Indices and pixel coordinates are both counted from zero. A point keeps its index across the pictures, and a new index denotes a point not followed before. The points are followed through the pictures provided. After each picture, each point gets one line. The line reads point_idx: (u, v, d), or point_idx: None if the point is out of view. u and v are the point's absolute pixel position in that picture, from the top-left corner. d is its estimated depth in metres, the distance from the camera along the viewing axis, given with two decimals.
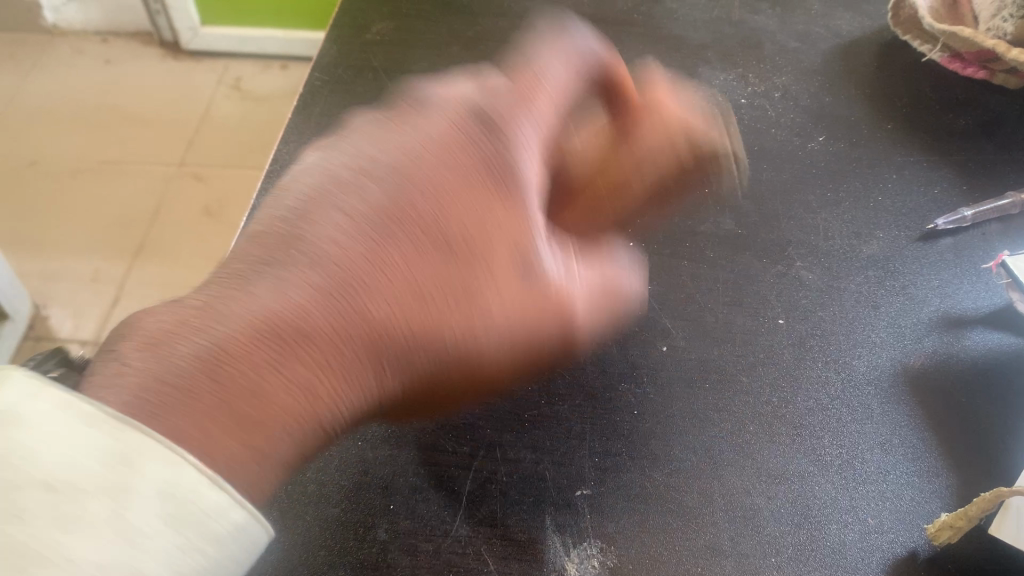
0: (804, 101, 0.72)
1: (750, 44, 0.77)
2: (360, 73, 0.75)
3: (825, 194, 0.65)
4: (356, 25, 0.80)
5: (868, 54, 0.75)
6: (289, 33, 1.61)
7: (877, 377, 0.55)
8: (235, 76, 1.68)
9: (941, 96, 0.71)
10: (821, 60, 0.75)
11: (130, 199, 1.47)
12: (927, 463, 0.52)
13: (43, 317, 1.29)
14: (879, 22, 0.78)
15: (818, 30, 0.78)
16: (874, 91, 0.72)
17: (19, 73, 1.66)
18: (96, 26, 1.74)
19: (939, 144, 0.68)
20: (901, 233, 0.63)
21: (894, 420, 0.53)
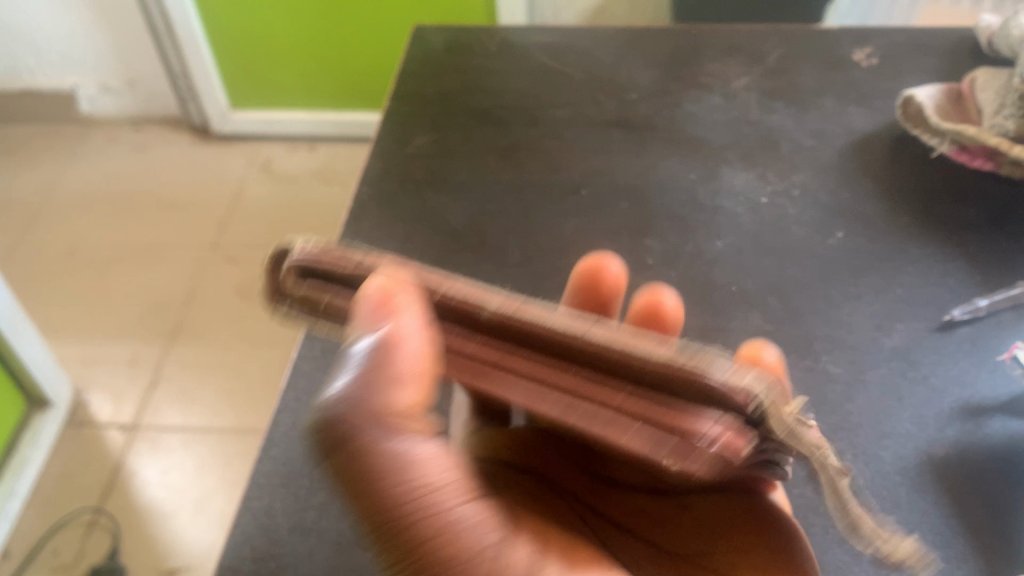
0: (822, 198, 0.76)
1: (768, 143, 0.82)
2: (404, 186, 0.81)
3: (847, 289, 0.69)
4: (399, 139, 0.86)
5: (881, 149, 0.80)
6: (315, 114, 1.70)
7: (905, 467, 0.58)
8: (265, 157, 1.73)
9: (953, 189, 0.75)
10: (836, 156, 0.80)
11: (161, 281, 1.52)
12: (956, 549, 0.55)
13: (84, 405, 1.35)
14: (889, 116, 0.83)
15: (831, 126, 0.83)
16: (887, 185, 0.76)
17: (59, 163, 1.74)
18: (130, 115, 1.81)
19: (952, 237, 0.72)
20: (921, 323, 0.66)
21: (923, 508, 0.56)
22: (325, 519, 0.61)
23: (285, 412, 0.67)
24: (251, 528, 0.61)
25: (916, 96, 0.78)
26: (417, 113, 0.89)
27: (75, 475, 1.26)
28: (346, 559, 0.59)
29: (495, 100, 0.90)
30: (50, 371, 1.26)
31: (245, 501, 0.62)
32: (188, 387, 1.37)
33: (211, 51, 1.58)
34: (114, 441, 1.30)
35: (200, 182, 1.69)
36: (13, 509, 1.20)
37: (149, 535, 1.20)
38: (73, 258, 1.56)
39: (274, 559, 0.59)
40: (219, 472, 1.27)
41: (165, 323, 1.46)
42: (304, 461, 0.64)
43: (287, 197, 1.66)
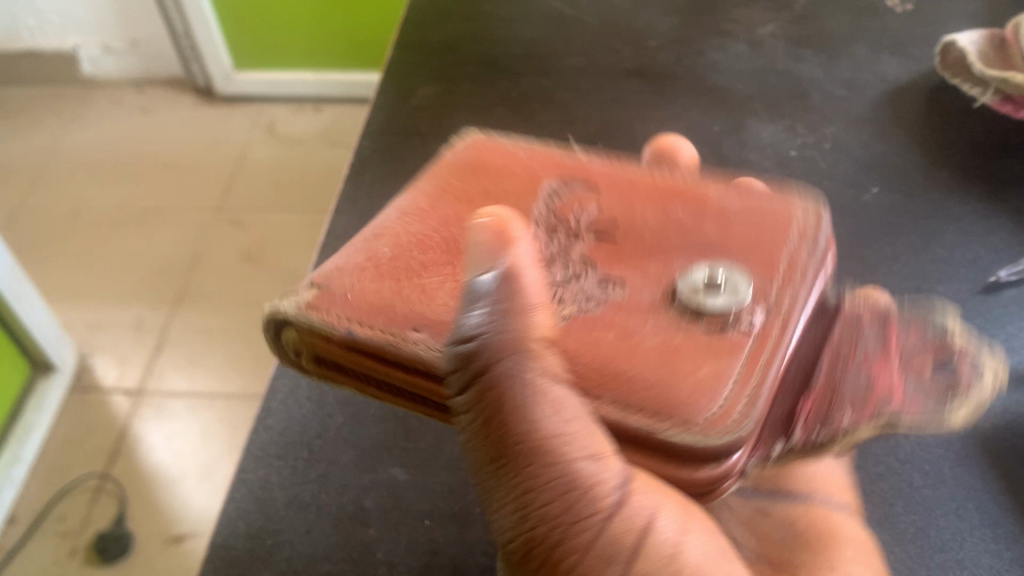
0: (855, 150, 0.72)
1: (796, 94, 0.78)
2: (406, 139, 0.78)
3: (883, 249, 0.65)
4: (402, 91, 0.83)
5: (916, 99, 0.75)
6: (319, 74, 1.64)
7: (947, 440, 0.57)
8: (269, 119, 1.68)
9: (997, 140, 0.71)
10: (870, 107, 0.76)
11: (166, 244, 1.49)
12: (1006, 527, 0.52)
13: (89, 368, 1.32)
14: (924, 64, 0.78)
15: (864, 76, 0.78)
16: (923, 139, 0.72)
17: (60, 125, 1.69)
18: (132, 76, 1.75)
19: (996, 190, 0.67)
20: (964, 285, 0.62)
21: (967, 484, 0.54)
22: (325, 493, 0.58)
23: (282, 380, 0.65)
24: (246, 501, 0.58)
25: (957, 42, 0.73)
26: (423, 66, 0.85)
27: (79, 442, 1.23)
28: (347, 535, 0.56)
29: (505, 49, 0.86)
30: (54, 337, 1.23)
31: (240, 474, 0.59)
32: (191, 353, 1.34)
33: (214, 11, 1.52)
34: (119, 407, 1.27)
35: (207, 144, 1.64)
36: (18, 473, 1.17)
37: (156, 502, 1.17)
38: (77, 222, 1.52)
39: (269, 534, 0.56)
40: (226, 437, 1.24)
41: (171, 287, 1.42)
42: (301, 432, 0.61)
43: (293, 158, 1.62)
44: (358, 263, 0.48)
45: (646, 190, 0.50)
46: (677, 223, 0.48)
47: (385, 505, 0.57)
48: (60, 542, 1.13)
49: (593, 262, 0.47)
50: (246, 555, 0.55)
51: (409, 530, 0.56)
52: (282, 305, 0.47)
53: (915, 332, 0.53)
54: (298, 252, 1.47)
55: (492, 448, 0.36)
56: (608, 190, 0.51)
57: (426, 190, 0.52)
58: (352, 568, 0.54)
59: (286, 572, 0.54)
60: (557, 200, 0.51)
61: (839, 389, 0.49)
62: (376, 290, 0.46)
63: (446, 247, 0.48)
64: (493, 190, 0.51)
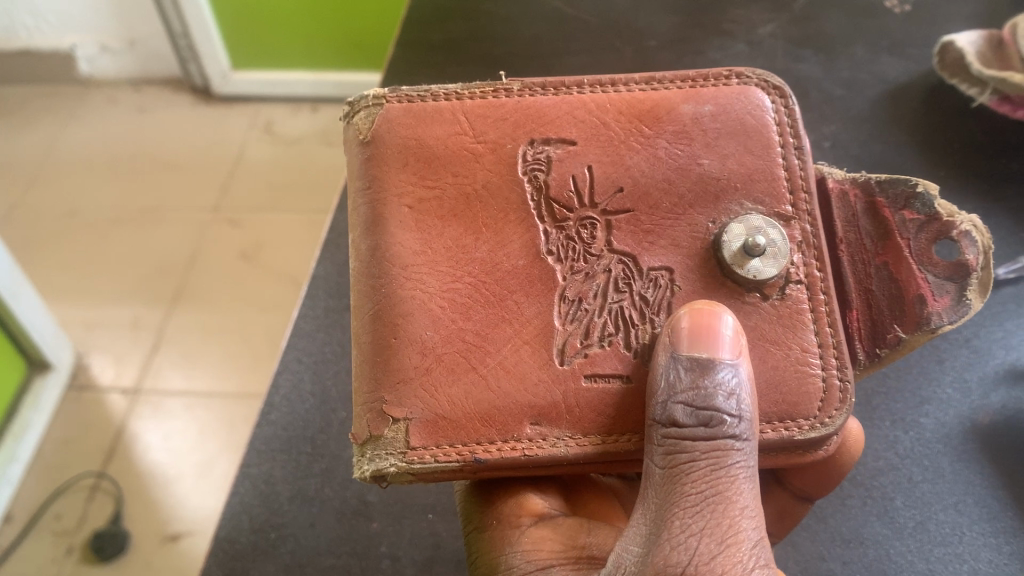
0: (853, 151, 0.73)
1: (796, 94, 0.78)
2: None
3: None
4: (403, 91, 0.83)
5: (914, 99, 0.76)
6: (318, 75, 1.64)
7: (946, 435, 0.60)
8: (267, 119, 1.68)
9: (993, 140, 0.72)
10: (869, 106, 0.76)
11: (163, 243, 1.49)
12: (1004, 522, 0.55)
13: (86, 367, 1.32)
14: (924, 64, 0.79)
15: (863, 76, 0.79)
16: (921, 138, 0.73)
17: (57, 124, 1.69)
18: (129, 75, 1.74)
19: (992, 193, 0.69)
20: None
21: (966, 478, 0.57)
22: (329, 487, 0.59)
23: (285, 373, 0.65)
24: (250, 495, 0.59)
25: (955, 42, 0.74)
26: (424, 66, 0.85)
27: (76, 440, 1.23)
28: (351, 529, 0.57)
29: (506, 48, 0.86)
30: (50, 337, 1.23)
31: (244, 468, 0.60)
32: (187, 351, 1.34)
33: (211, 10, 1.52)
34: (116, 406, 1.27)
35: (205, 143, 1.64)
36: (16, 472, 1.17)
37: (152, 500, 1.17)
38: (74, 221, 1.52)
39: (274, 528, 0.58)
40: (222, 436, 1.24)
41: (168, 287, 1.42)
42: (305, 426, 0.62)
43: (292, 159, 1.62)
44: (418, 365, 0.47)
45: (624, 129, 0.51)
46: (676, 162, 0.50)
47: (389, 499, 0.59)
48: (57, 539, 1.14)
49: (627, 253, 0.49)
50: (251, 548, 0.57)
51: (412, 523, 0.58)
52: (381, 457, 0.46)
53: (909, 213, 0.52)
54: (298, 253, 1.47)
55: (683, 479, 0.41)
56: (587, 143, 0.51)
57: (404, 225, 0.49)
58: (356, 562, 0.56)
59: (290, 564, 0.56)
60: (548, 182, 0.50)
61: (872, 291, 0.52)
62: (463, 391, 0.47)
63: (484, 299, 0.48)
64: (472, 191, 0.50)
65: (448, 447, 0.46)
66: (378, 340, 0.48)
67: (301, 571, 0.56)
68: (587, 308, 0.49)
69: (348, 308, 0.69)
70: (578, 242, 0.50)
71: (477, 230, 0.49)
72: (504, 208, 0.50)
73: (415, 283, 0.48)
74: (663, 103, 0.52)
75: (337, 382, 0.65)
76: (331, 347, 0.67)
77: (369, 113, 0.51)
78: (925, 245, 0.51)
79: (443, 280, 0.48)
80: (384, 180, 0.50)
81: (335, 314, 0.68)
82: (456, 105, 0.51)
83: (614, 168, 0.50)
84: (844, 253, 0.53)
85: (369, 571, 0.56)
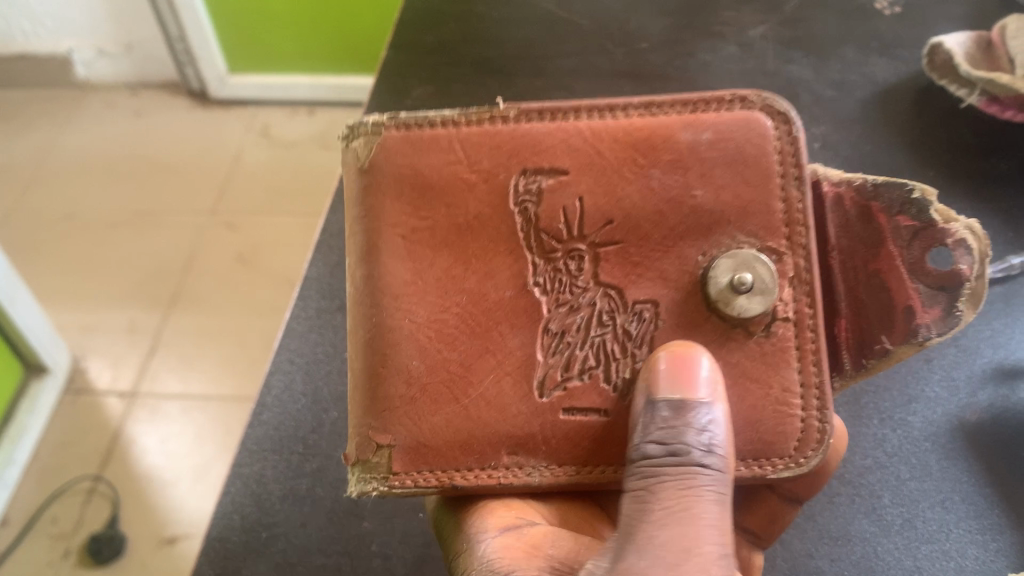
0: (843, 151, 0.74)
1: (786, 94, 0.79)
2: None
3: None
4: (397, 93, 0.84)
5: (904, 100, 0.77)
6: (315, 78, 1.64)
7: (933, 433, 0.60)
8: (263, 123, 1.68)
9: (983, 141, 0.73)
10: (859, 107, 0.77)
11: (160, 247, 1.49)
12: (991, 520, 0.56)
13: (82, 370, 1.32)
14: (913, 66, 0.79)
15: (853, 77, 0.79)
16: (911, 138, 0.74)
17: (53, 128, 1.69)
18: (126, 80, 1.74)
19: (981, 192, 0.69)
20: None
21: (953, 477, 0.58)
22: (320, 486, 0.60)
23: (276, 373, 0.66)
24: (241, 495, 0.59)
25: (944, 43, 0.74)
26: (417, 68, 0.86)
27: (73, 444, 1.23)
28: (342, 528, 0.58)
29: (498, 51, 0.87)
30: (48, 340, 1.23)
31: (235, 467, 0.61)
32: (183, 355, 1.34)
33: (207, 14, 1.52)
34: (112, 409, 1.27)
35: (201, 147, 1.64)
36: (12, 476, 1.17)
37: (149, 503, 1.18)
38: (70, 225, 1.53)
39: (265, 527, 0.58)
40: (219, 439, 1.24)
41: (164, 290, 1.43)
42: (296, 426, 0.63)
43: (288, 163, 1.62)
44: (403, 395, 0.46)
45: (618, 159, 0.47)
46: (670, 195, 0.46)
47: (380, 499, 0.59)
48: (54, 542, 1.14)
49: (614, 285, 0.46)
50: (242, 546, 0.57)
51: (403, 523, 0.58)
52: (364, 481, 0.46)
53: (905, 218, 0.49)
54: (293, 257, 1.47)
55: (651, 498, 0.41)
56: (582, 172, 0.47)
57: (395, 255, 0.47)
58: (347, 561, 0.56)
59: (281, 564, 0.56)
60: (536, 214, 0.47)
61: (860, 297, 0.50)
62: (445, 422, 0.46)
63: (469, 330, 0.47)
64: (464, 221, 0.47)
65: (429, 473, 0.46)
66: (369, 362, 0.47)
67: (291, 569, 0.56)
68: (574, 345, 0.47)
69: (341, 308, 0.69)
70: (568, 275, 0.47)
71: (466, 261, 0.47)
72: (496, 236, 0.47)
73: (404, 315, 0.47)
74: (660, 131, 0.47)
75: (329, 382, 0.65)
76: (323, 348, 0.67)
77: (367, 140, 0.47)
78: (920, 255, 0.48)
79: (431, 313, 0.47)
80: (376, 209, 0.47)
81: (327, 315, 0.69)
82: (453, 130, 0.47)
83: (607, 200, 0.47)
84: (837, 255, 0.51)
85: (360, 570, 0.56)
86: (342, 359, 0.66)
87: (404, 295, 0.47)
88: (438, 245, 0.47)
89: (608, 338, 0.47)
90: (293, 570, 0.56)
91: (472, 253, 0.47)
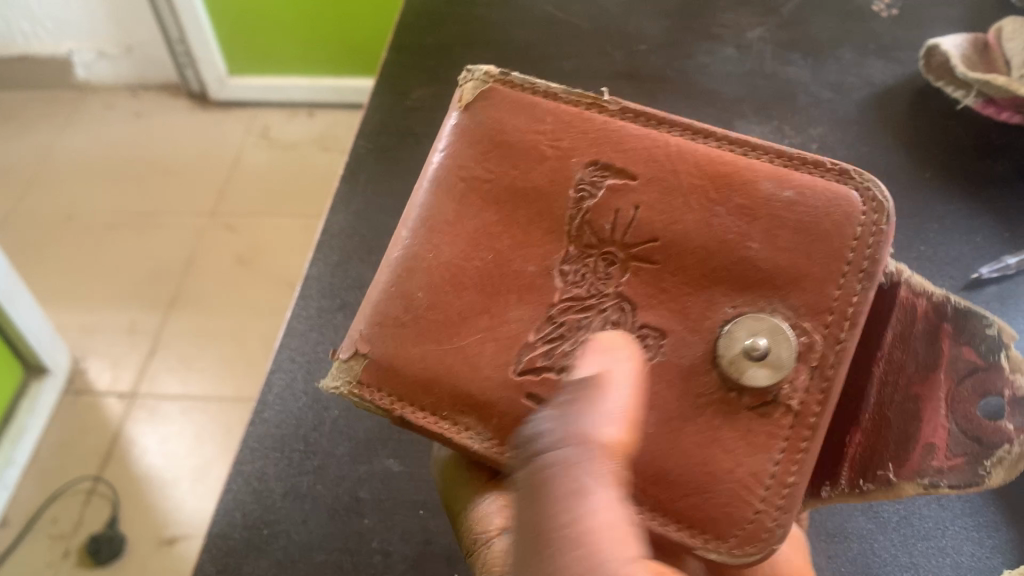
0: (841, 151, 0.74)
1: (784, 96, 0.79)
2: (403, 140, 0.80)
3: None
4: (397, 94, 0.84)
5: (902, 101, 0.77)
6: (312, 80, 1.65)
7: None
8: (263, 124, 1.69)
9: (981, 142, 0.73)
10: (856, 108, 0.77)
11: (160, 248, 1.50)
12: (986, 517, 0.57)
13: (83, 371, 1.32)
14: (910, 68, 0.80)
15: (851, 79, 0.80)
16: (908, 139, 0.74)
17: (54, 129, 1.69)
18: (126, 81, 1.75)
19: (978, 192, 0.70)
20: (947, 283, 0.65)
21: None
22: (321, 484, 0.60)
23: (278, 372, 0.66)
24: (243, 493, 0.60)
25: (941, 45, 0.75)
26: (418, 69, 0.86)
27: (74, 444, 1.24)
28: (343, 525, 0.58)
29: (498, 52, 0.87)
30: (48, 340, 1.24)
31: (237, 466, 0.61)
32: (184, 356, 1.34)
33: (207, 15, 1.52)
34: (113, 410, 1.28)
35: (201, 148, 1.65)
36: (12, 476, 1.18)
37: (150, 504, 1.18)
38: (71, 226, 1.53)
39: (266, 524, 0.58)
40: (219, 439, 1.25)
41: (164, 291, 1.43)
42: (298, 424, 0.63)
43: (287, 164, 1.62)
44: (396, 316, 0.46)
45: (691, 186, 0.44)
46: (724, 235, 0.43)
47: (381, 496, 0.60)
48: (54, 543, 1.14)
49: (631, 301, 0.44)
50: (243, 543, 0.58)
51: (404, 520, 0.59)
52: (337, 370, 0.47)
53: (970, 352, 0.49)
54: (293, 258, 1.48)
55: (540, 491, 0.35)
56: (648, 185, 0.45)
57: (448, 192, 0.47)
58: (348, 558, 0.57)
59: (282, 561, 0.57)
60: (590, 203, 0.46)
61: (887, 404, 0.50)
62: (422, 356, 0.46)
63: (479, 285, 0.46)
64: (518, 184, 0.46)
65: (386, 395, 0.46)
66: (398, 269, 0.47)
67: (292, 566, 0.56)
68: (568, 340, 0.45)
69: (341, 308, 0.70)
70: (596, 274, 0.45)
71: (506, 224, 0.46)
72: (543, 212, 0.46)
73: (435, 249, 0.47)
74: (741, 172, 0.44)
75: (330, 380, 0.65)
76: (323, 346, 0.67)
77: (474, 84, 0.49)
78: (967, 404, 0.50)
79: (455, 261, 0.46)
80: (455, 150, 0.48)
81: (327, 314, 0.69)
82: (554, 105, 0.47)
83: (652, 221, 0.44)
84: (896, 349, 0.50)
85: (360, 567, 0.56)
86: None
87: (438, 235, 0.47)
88: (481, 204, 0.47)
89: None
90: (293, 567, 0.56)
91: (507, 219, 0.46)
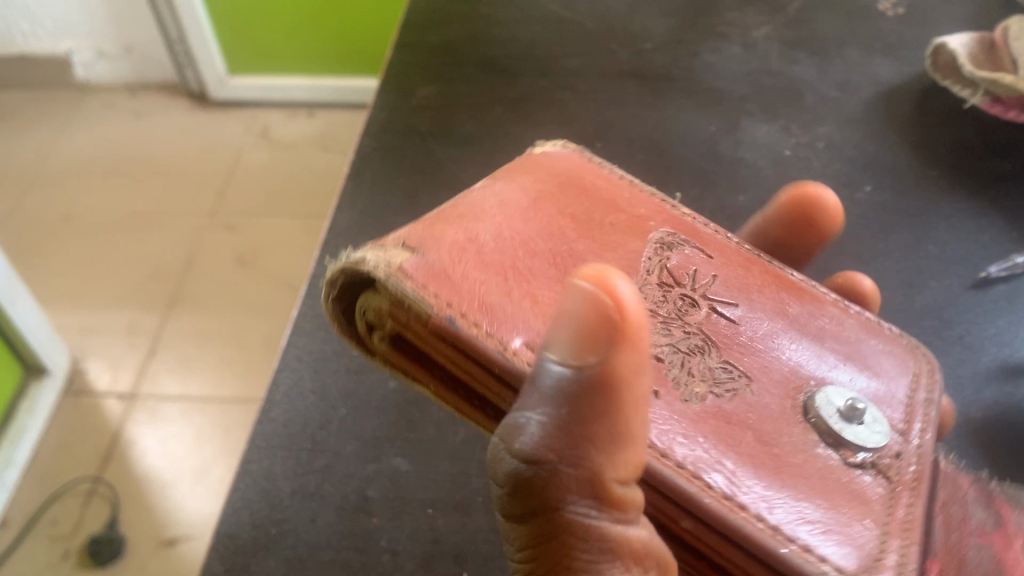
0: (848, 150, 0.74)
1: (790, 94, 0.79)
2: (408, 138, 0.80)
3: (875, 245, 0.67)
4: (402, 92, 0.84)
5: (908, 99, 0.77)
6: (314, 80, 1.65)
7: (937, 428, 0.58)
8: (263, 124, 1.68)
9: (988, 140, 0.73)
10: (862, 106, 0.77)
11: (160, 248, 1.49)
12: None
13: (83, 371, 1.32)
14: (915, 67, 0.80)
15: (856, 78, 0.80)
16: (915, 137, 0.74)
17: (53, 129, 1.69)
18: (126, 81, 1.74)
19: (986, 190, 0.70)
20: (954, 282, 0.65)
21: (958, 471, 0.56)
22: (329, 482, 0.60)
23: (284, 371, 0.66)
24: (250, 491, 0.60)
25: (948, 43, 0.75)
26: (422, 66, 0.86)
27: (74, 445, 1.23)
28: (351, 524, 0.58)
29: (503, 50, 0.87)
30: (47, 340, 1.23)
31: (244, 465, 0.61)
32: (184, 356, 1.34)
33: (207, 15, 1.52)
34: (113, 410, 1.27)
35: (201, 149, 1.65)
36: (12, 476, 1.17)
37: (150, 505, 1.18)
38: (70, 226, 1.53)
39: (274, 523, 0.58)
40: (219, 440, 1.24)
41: (164, 292, 1.43)
42: (305, 423, 0.63)
43: (287, 164, 1.62)
44: (459, 239, 0.44)
45: (764, 277, 0.50)
46: (796, 323, 0.48)
47: (389, 495, 0.60)
48: (53, 544, 1.13)
49: (714, 339, 0.45)
50: (251, 542, 0.57)
51: (412, 519, 0.58)
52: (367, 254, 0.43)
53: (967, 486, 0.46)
54: (294, 258, 1.48)
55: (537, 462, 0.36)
56: (722, 262, 0.51)
57: (527, 191, 0.50)
58: (357, 557, 0.57)
59: (290, 559, 0.56)
60: (671, 258, 0.49)
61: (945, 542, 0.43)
62: (478, 280, 0.43)
63: (551, 258, 0.45)
64: (597, 216, 0.50)
65: (433, 294, 0.41)
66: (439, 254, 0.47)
67: (301, 565, 0.56)
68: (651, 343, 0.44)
69: None
70: (678, 309, 0.46)
71: (583, 233, 0.48)
72: (615, 245, 0.49)
73: (507, 224, 0.47)
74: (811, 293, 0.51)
75: (337, 380, 0.66)
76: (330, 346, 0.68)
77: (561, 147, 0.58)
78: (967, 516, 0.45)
79: (527, 239, 0.46)
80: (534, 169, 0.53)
81: None
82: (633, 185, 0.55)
83: (738, 299, 0.48)
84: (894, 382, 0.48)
85: (369, 566, 0.56)
86: (350, 357, 0.67)
87: (517, 223, 0.47)
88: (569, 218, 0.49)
89: (696, 366, 0.43)
90: (302, 566, 0.56)
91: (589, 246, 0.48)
